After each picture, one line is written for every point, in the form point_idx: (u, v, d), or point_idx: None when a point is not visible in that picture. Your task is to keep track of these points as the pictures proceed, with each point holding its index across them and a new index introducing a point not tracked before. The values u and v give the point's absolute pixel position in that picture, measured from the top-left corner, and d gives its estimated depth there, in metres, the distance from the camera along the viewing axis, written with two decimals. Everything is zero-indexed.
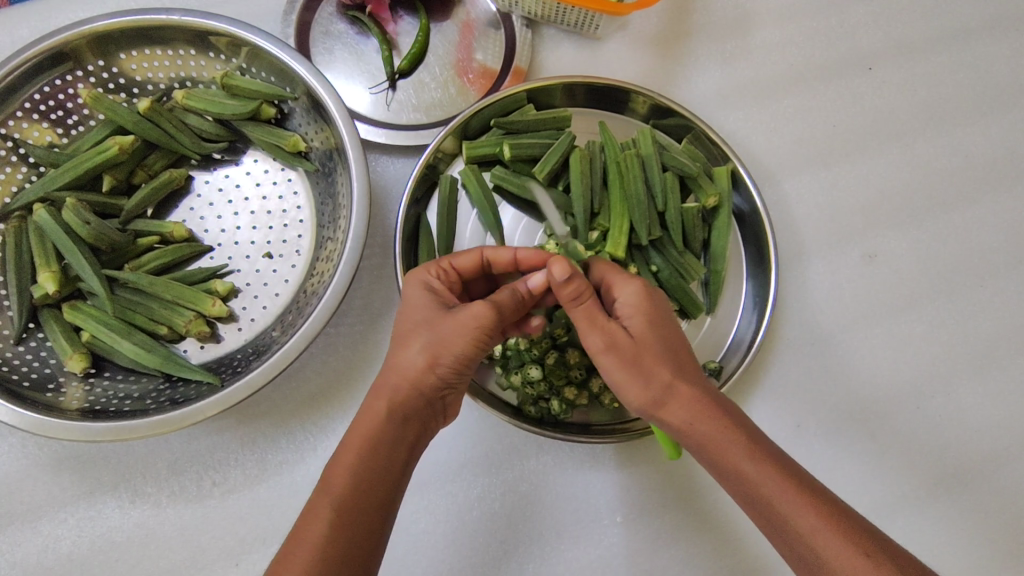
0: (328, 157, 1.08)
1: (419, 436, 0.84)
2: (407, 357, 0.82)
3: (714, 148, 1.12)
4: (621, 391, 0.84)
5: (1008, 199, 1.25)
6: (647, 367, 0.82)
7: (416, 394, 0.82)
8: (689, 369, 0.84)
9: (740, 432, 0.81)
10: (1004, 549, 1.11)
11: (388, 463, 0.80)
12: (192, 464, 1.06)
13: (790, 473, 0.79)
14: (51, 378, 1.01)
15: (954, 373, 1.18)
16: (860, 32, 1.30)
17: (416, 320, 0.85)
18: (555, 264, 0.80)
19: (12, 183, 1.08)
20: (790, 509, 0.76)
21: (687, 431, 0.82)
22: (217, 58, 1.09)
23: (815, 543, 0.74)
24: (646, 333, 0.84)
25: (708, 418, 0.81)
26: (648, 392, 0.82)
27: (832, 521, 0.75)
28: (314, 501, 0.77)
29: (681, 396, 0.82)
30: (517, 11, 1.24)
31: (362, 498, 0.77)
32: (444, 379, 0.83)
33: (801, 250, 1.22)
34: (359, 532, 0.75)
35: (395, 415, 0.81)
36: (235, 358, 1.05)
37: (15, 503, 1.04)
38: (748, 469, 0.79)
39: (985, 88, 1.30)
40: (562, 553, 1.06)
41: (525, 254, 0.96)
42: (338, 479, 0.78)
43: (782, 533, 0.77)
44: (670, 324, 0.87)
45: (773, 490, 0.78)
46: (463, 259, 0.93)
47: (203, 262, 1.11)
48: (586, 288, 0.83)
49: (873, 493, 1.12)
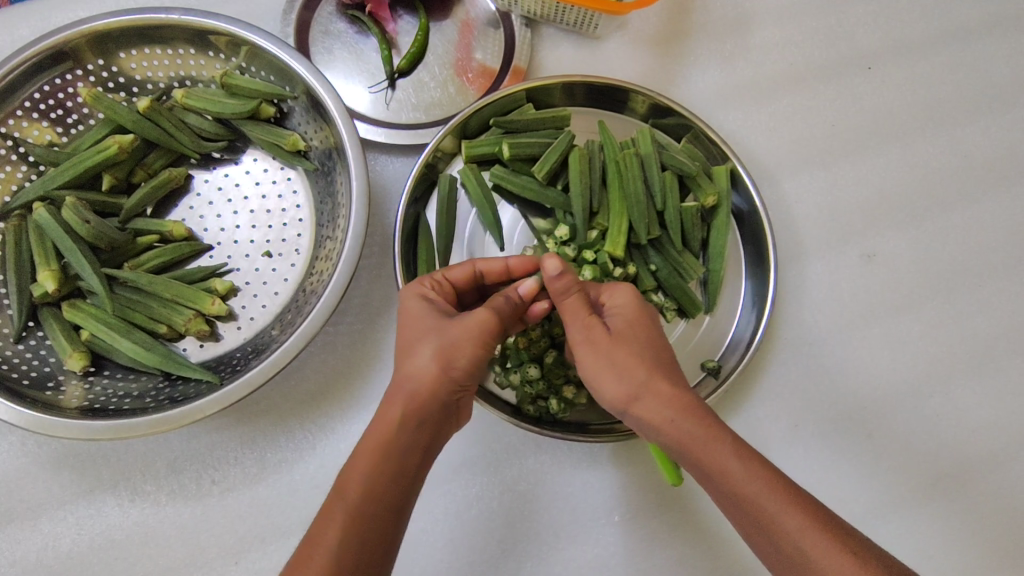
0: (328, 156, 1.08)
1: (433, 440, 0.84)
2: (419, 363, 0.82)
3: (712, 148, 1.13)
4: (602, 388, 0.84)
5: (1006, 199, 1.26)
6: (630, 363, 0.82)
7: (432, 399, 0.82)
8: (675, 371, 0.85)
9: (725, 432, 0.81)
10: (1001, 549, 1.11)
11: (403, 466, 0.80)
12: (192, 463, 1.06)
13: (776, 474, 0.79)
14: (51, 376, 1.02)
15: (952, 373, 1.18)
16: (859, 32, 1.31)
17: (423, 327, 0.85)
18: (547, 260, 0.83)
19: (12, 182, 1.08)
20: (776, 508, 0.76)
21: (670, 429, 0.81)
22: (217, 57, 1.09)
23: (802, 543, 0.74)
24: (629, 331, 0.85)
25: (692, 418, 0.81)
26: (631, 388, 0.82)
27: (819, 521, 0.75)
28: (328, 505, 0.78)
29: (664, 394, 0.81)
30: (516, 11, 1.24)
31: (377, 503, 0.77)
32: (458, 381, 0.83)
33: (800, 249, 1.22)
34: (374, 535, 0.76)
35: (410, 420, 0.81)
36: (234, 357, 1.05)
37: (15, 501, 1.04)
38: (735, 469, 0.78)
39: (984, 88, 1.30)
40: (560, 551, 1.06)
41: (516, 262, 0.97)
42: (353, 485, 0.78)
43: (767, 533, 0.76)
44: (655, 325, 0.88)
45: (758, 490, 0.77)
46: (455, 272, 0.94)
47: (203, 261, 1.11)
48: (575, 283, 0.86)
49: (870, 492, 1.12)
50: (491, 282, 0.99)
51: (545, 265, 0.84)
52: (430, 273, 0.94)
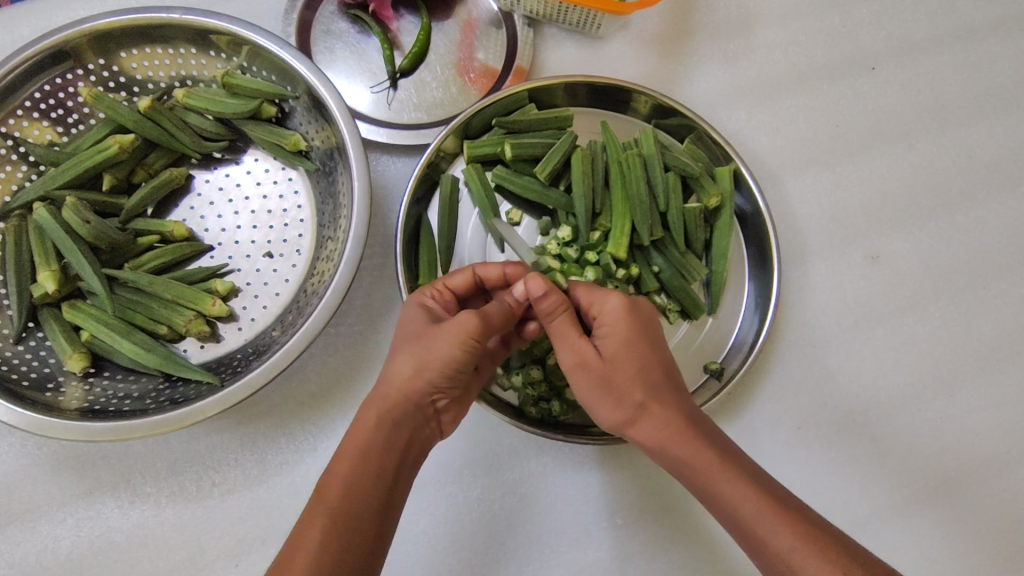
0: (330, 156, 1.08)
1: (412, 443, 0.84)
2: (397, 366, 0.83)
3: (716, 148, 1.12)
4: (600, 411, 0.86)
5: (1012, 200, 1.25)
6: (622, 386, 0.83)
7: (405, 400, 0.82)
8: (673, 389, 0.84)
9: (716, 453, 0.81)
10: (1004, 553, 1.10)
11: (382, 466, 0.79)
12: (192, 464, 1.06)
13: (767, 491, 0.78)
14: (51, 377, 1.01)
15: (957, 376, 1.17)
16: (863, 32, 1.30)
17: (407, 335, 0.86)
18: (529, 280, 0.85)
19: (12, 182, 1.07)
20: (767, 528, 0.76)
21: (663, 453, 0.83)
22: (218, 57, 1.09)
23: (792, 563, 0.74)
24: (623, 352, 0.83)
25: (683, 438, 0.81)
26: (626, 411, 0.83)
27: (812, 538, 0.74)
28: (310, 508, 0.77)
29: (657, 416, 0.82)
30: (519, 11, 1.24)
31: (359, 503, 0.77)
32: (434, 384, 0.83)
33: (803, 250, 1.21)
34: (354, 536, 0.75)
35: (385, 421, 0.81)
36: (234, 358, 1.05)
37: (15, 503, 1.03)
38: (724, 488, 0.79)
39: (990, 88, 1.29)
40: (562, 554, 1.06)
41: (513, 269, 0.95)
42: (333, 486, 0.77)
43: (760, 552, 0.76)
44: (653, 338, 0.86)
45: (750, 510, 0.77)
46: (455, 279, 0.93)
47: (204, 262, 1.11)
48: (560, 303, 0.85)
49: (874, 494, 1.12)
50: (492, 288, 0.97)
51: (530, 285, 0.85)
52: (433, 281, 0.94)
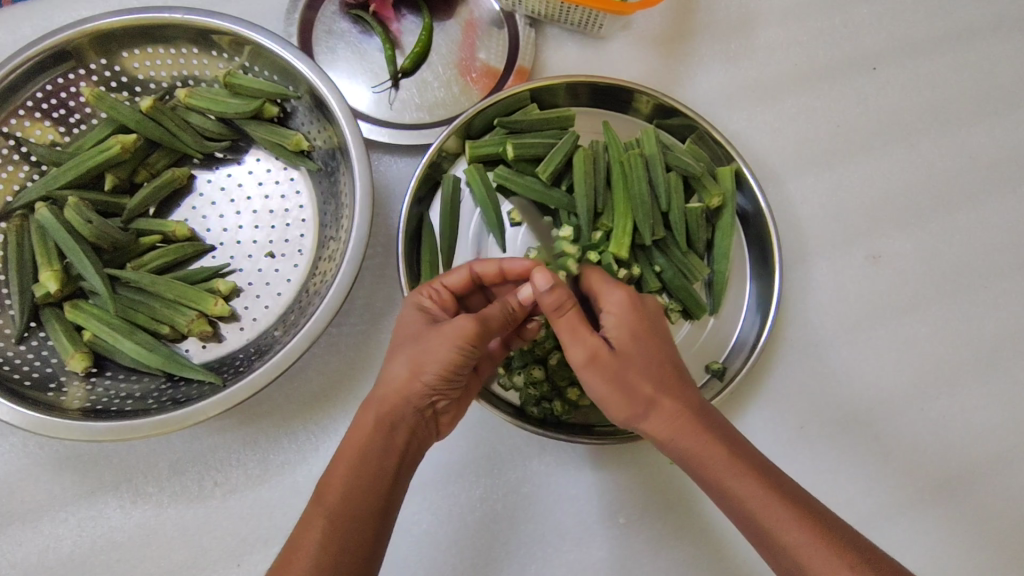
0: (332, 156, 1.08)
1: (410, 445, 0.83)
2: (394, 368, 0.83)
3: (718, 148, 1.12)
4: (609, 406, 0.85)
5: (1012, 199, 1.25)
6: (632, 381, 0.82)
7: (403, 402, 0.82)
8: (680, 384, 0.84)
9: (724, 448, 0.81)
10: (1005, 551, 1.10)
11: (380, 468, 0.79)
12: (194, 464, 1.05)
13: (775, 486, 0.79)
14: (53, 377, 1.01)
15: (958, 375, 1.18)
16: (863, 32, 1.30)
17: (406, 336, 0.86)
18: (536, 274, 0.81)
19: (14, 182, 1.07)
20: (775, 523, 0.76)
21: (674, 447, 0.83)
22: (220, 57, 1.09)
23: (799, 557, 0.74)
24: (632, 346, 0.83)
25: (691, 433, 0.81)
26: (636, 407, 0.83)
27: (818, 533, 0.75)
28: (310, 510, 0.77)
29: (666, 410, 0.82)
30: (521, 11, 1.24)
31: (357, 505, 0.76)
32: (432, 385, 0.83)
33: (804, 250, 1.21)
34: (353, 538, 0.75)
35: (383, 424, 0.81)
36: (236, 358, 1.05)
37: (17, 503, 1.03)
38: (732, 484, 0.79)
39: (990, 88, 1.29)
40: (564, 554, 1.06)
41: (510, 264, 0.94)
42: (332, 488, 0.77)
43: (768, 546, 0.77)
44: (658, 334, 0.86)
45: (758, 505, 0.77)
46: (453, 278, 0.93)
47: (206, 262, 1.11)
48: (568, 299, 0.82)
49: (875, 493, 1.12)
50: (490, 284, 0.97)
51: (536, 279, 0.82)
52: (430, 282, 0.94)
